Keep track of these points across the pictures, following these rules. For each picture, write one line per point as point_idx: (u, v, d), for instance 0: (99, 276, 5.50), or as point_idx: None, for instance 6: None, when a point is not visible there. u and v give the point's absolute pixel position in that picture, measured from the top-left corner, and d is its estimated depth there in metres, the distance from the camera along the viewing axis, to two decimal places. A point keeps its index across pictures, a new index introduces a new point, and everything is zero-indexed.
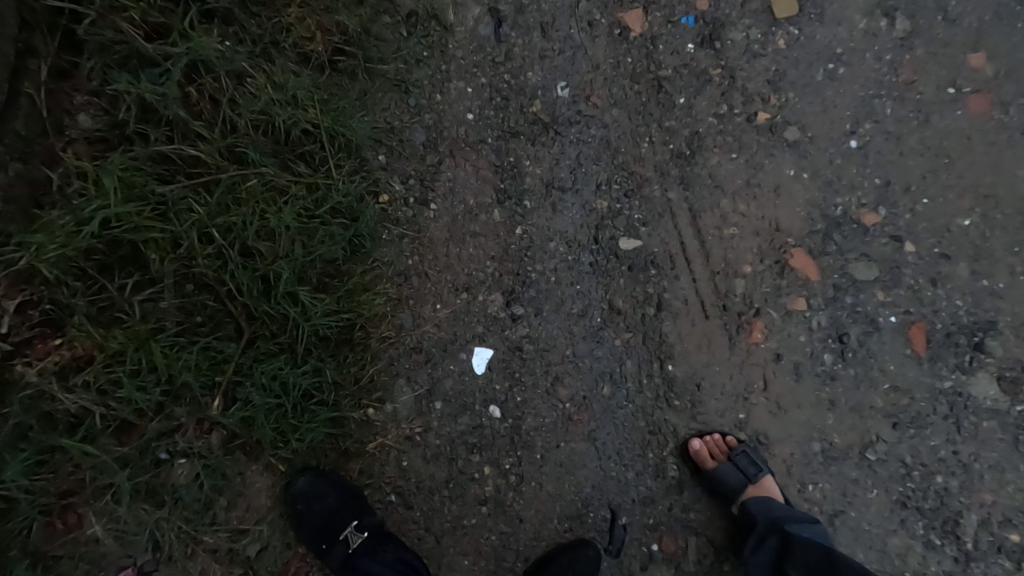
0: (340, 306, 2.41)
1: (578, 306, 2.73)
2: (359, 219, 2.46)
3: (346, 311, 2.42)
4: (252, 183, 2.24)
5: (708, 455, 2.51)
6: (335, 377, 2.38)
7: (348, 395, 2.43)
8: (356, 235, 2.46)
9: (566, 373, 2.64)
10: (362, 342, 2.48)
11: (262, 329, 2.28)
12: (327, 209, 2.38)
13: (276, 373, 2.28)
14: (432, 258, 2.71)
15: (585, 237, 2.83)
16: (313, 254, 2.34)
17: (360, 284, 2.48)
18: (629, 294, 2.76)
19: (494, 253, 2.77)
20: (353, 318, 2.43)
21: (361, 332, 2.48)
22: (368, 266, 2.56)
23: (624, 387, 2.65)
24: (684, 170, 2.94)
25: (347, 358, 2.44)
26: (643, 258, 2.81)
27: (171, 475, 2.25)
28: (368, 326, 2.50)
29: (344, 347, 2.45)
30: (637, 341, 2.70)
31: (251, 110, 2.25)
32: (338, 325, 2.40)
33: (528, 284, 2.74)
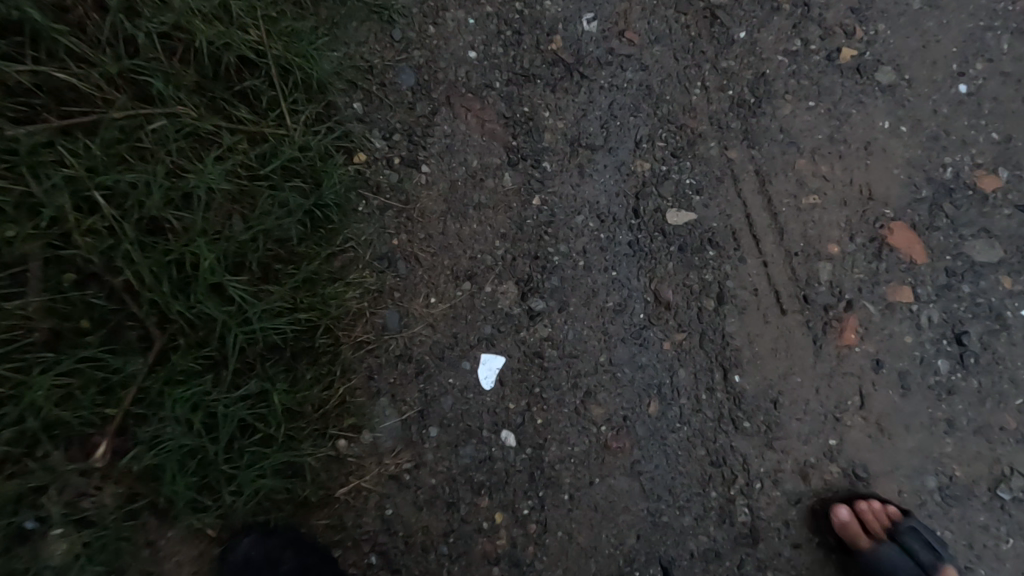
0: (297, 301, 1.83)
1: (615, 299, 2.12)
2: (322, 184, 1.88)
3: (303, 307, 1.84)
4: (160, 125, 1.67)
5: (862, 531, 1.86)
6: (289, 401, 1.79)
7: (307, 422, 1.84)
8: (317, 205, 1.88)
9: (600, 387, 2.03)
10: (327, 349, 1.88)
11: (180, 336, 1.70)
12: (276, 169, 1.82)
13: (197, 402, 1.71)
14: (423, 238, 2.08)
15: (622, 210, 2.22)
16: (253, 230, 1.77)
17: (323, 273, 1.89)
18: (679, 283, 2.14)
19: (506, 230, 2.15)
20: (314, 317, 1.85)
21: (326, 335, 1.89)
22: (337, 247, 1.94)
23: (676, 405, 2.03)
24: (748, 123, 2.28)
25: (306, 372, 1.85)
26: (697, 236, 2.18)
27: (40, 554, 1.58)
28: (337, 327, 1.90)
29: (303, 358, 1.86)
30: (692, 344, 2.08)
31: (157, 22, 1.66)
32: (292, 328, 1.82)
33: (550, 270, 2.13)
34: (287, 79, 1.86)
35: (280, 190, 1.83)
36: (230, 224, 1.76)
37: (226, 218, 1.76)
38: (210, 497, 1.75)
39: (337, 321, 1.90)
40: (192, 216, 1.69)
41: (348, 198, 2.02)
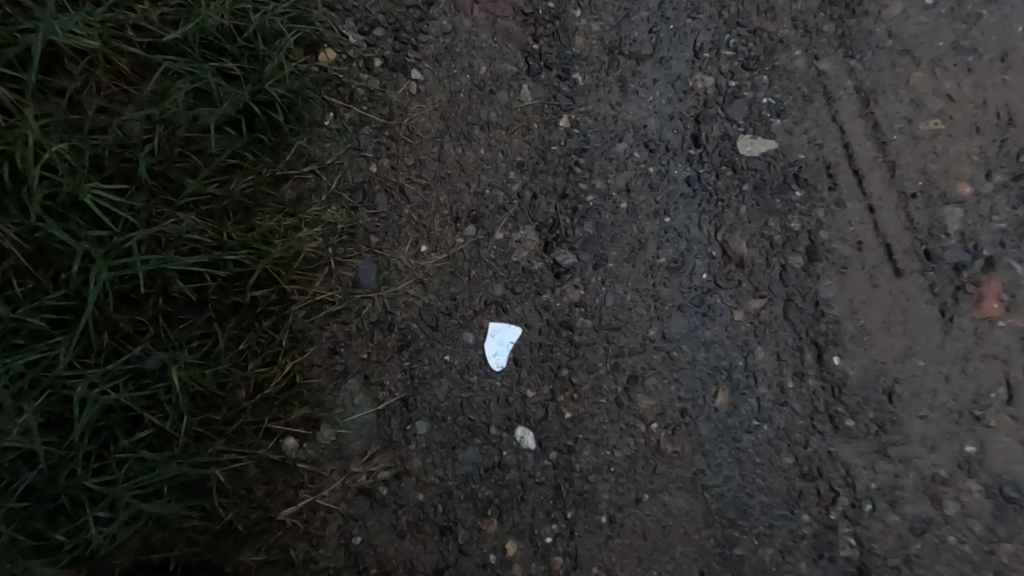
0: (222, 237, 1.33)
1: (668, 255, 1.60)
2: (262, 72, 1.40)
3: (227, 242, 1.33)
4: None
5: None
6: (200, 377, 1.29)
7: (230, 407, 1.34)
8: (257, 103, 1.40)
9: (650, 369, 1.51)
10: (268, 308, 1.38)
11: (25, 280, 1.22)
12: (193, 43, 1.36)
13: (37, 377, 1.19)
14: (412, 166, 1.53)
15: (677, 138, 1.68)
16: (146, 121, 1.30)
17: (265, 200, 1.41)
18: (755, 233, 1.60)
19: (524, 158, 1.60)
20: (241, 259, 1.33)
21: (267, 287, 1.39)
22: (289, 170, 1.44)
23: (751, 396, 1.51)
24: (845, 26, 1.71)
25: (233, 338, 1.36)
26: (777, 173, 1.64)
27: None
28: (283, 277, 1.39)
29: (230, 317, 1.36)
30: (773, 316, 1.55)
31: None
32: (214, 273, 1.33)
33: (582, 214, 1.59)
34: None
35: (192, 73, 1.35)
36: (113, 112, 1.29)
37: (100, 96, 1.29)
38: (64, 532, 1.20)
39: (284, 271, 1.39)
40: (27, 80, 1.22)
41: (309, 105, 1.49)
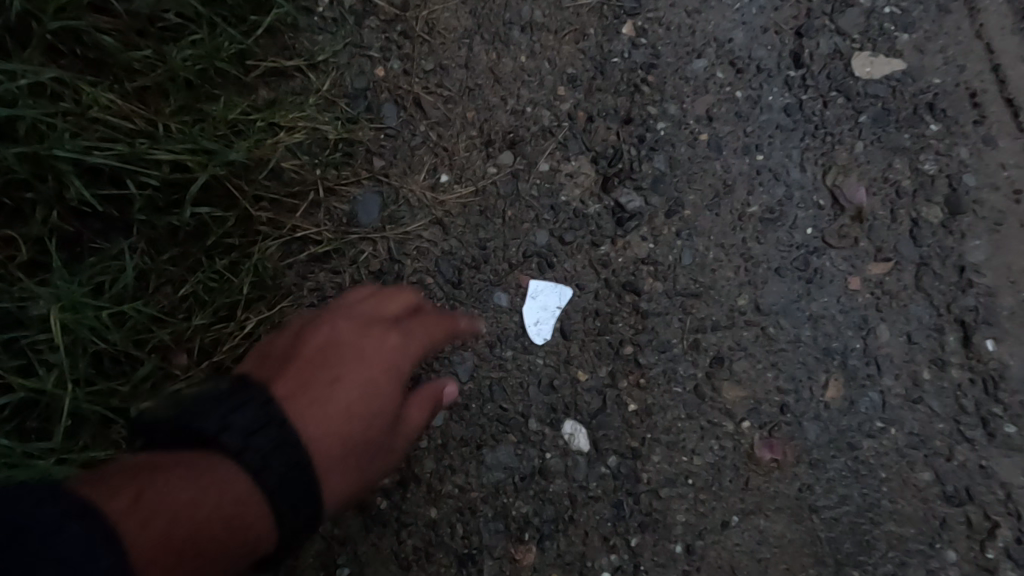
0: (157, 129, 0.99)
1: (761, 203, 1.22)
2: None
3: (159, 133, 0.98)
4: None
5: None
6: (94, 323, 0.93)
7: (162, 372, 0.98)
8: None
9: (741, 350, 1.14)
10: (222, 240, 1.02)
11: None
12: None
13: None
14: (431, 71, 1.16)
15: (771, 55, 1.30)
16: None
17: (225, 95, 1.06)
18: (877, 177, 1.22)
19: (578, 71, 1.22)
20: (177, 156, 0.97)
21: (223, 209, 1.02)
22: (266, 61, 1.10)
23: (873, 389, 1.13)
24: None
25: (171, 278, 1.00)
26: (905, 102, 1.25)
27: None
28: (245, 197, 1.03)
29: (167, 245, 1.01)
30: (901, 286, 1.17)
31: None
32: (138, 177, 0.97)
33: (652, 146, 1.22)
34: None
35: None
36: None
37: None
38: None
39: (250, 192, 1.03)
40: None
41: None
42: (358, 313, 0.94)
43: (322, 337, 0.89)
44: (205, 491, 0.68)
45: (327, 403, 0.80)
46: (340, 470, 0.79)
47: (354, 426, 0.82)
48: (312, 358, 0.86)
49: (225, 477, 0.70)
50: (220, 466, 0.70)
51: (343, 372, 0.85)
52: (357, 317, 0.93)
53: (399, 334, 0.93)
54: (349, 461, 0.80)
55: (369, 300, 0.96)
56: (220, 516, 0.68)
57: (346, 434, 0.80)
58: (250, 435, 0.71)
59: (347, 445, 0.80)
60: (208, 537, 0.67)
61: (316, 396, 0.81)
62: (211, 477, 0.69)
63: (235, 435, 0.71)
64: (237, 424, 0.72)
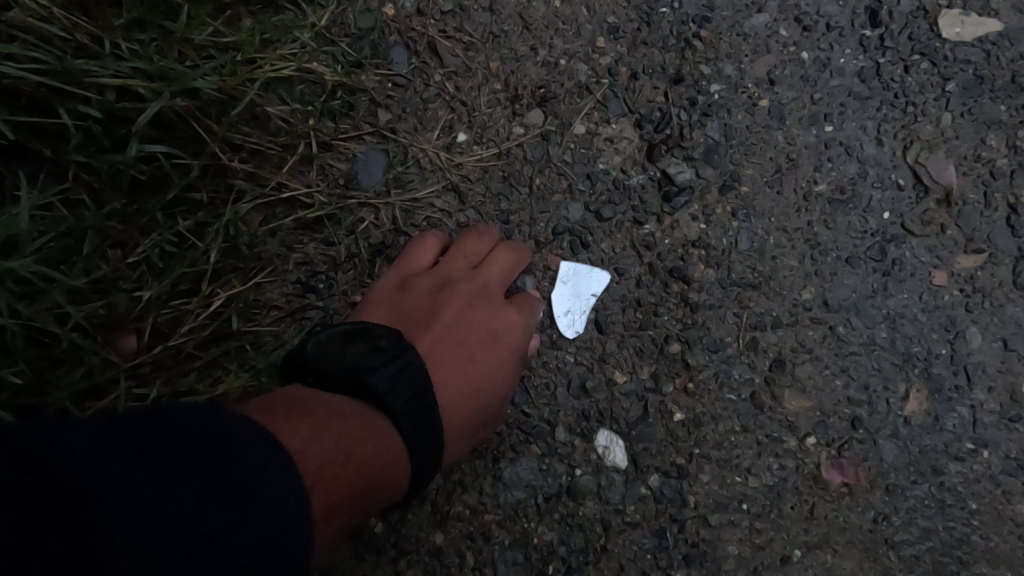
0: (100, 46, 0.81)
1: (830, 180, 1.03)
2: None
3: (103, 52, 0.81)
4: None
5: None
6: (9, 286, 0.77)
7: (102, 353, 0.82)
8: None
9: (805, 353, 0.96)
10: (187, 194, 0.86)
11: None
12: None
13: None
14: (449, 13, 0.98)
15: (844, 11, 1.09)
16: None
17: (190, 14, 0.88)
18: (967, 155, 1.04)
19: (620, 20, 1.03)
20: (123, 80, 0.80)
21: (186, 154, 0.86)
22: None
23: (962, 404, 0.96)
24: None
25: (119, 240, 0.85)
26: (1001, 68, 1.07)
27: None
28: (215, 138, 0.86)
29: (111, 196, 0.84)
30: (996, 283, 1.00)
31: None
32: (74, 104, 0.80)
33: (705, 111, 1.03)
34: None
35: None
36: None
37: None
38: None
39: (222, 134, 0.86)
40: None
41: None
42: (488, 276, 0.92)
43: (456, 302, 0.91)
44: (377, 447, 0.75)
45: (459, 377, 0.87)
46: (461, 435, 0.86)
47: (482, 402, 0.87)
48: (448, 324, 0.90)
49: (391, 438, 0.76)
50: (381, 426, 0.76)
51: (473, 345, 0.89)
52: (486, 282, 0.92)
53: (520, 316, 0.90)
54: (471, 427, 0.86)
55: (496, 257, 0.93)
56: (378, 476, 0.74)
57: (476, 405, 0.86)
58: (410, 406, 0.78)
59: (473, 413, 0.86)
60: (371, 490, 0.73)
61: (449, 367, 0.87)
62: (376, 438, 0.75)
63: (399, 402, 0.77)
64: (399, 390, 0.78)
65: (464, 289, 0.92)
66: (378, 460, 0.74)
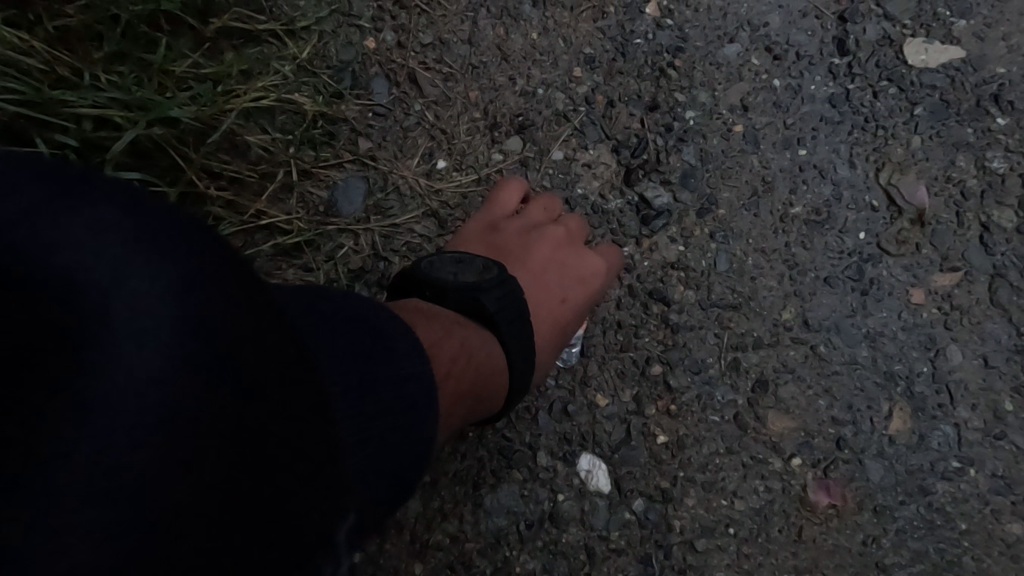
0: (81, 78, 0.83)
1: (805, 203, 1.05)
2: None
3: (82, 83, 0.82)
4: None
5: None
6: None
7: None
8: None
9: (787, 372, 0.96)
10: None
11: None
12: None
13: None
14: (429, 45, 1.01)
15: (813, 41, 1.13)
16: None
17: (172, 46, 0.89)
18: (938, 176, 1.06)
19: (595, 51, 1.07)
20: (101, 110, 0.81)
21: (163, 182, 0.87)
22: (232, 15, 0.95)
23: (947, 422, 0.95)
24: None
25: None
26: (965, 93, 1.11)
27: None
28: (191, 166, 0.87)
29: None
30: (973, 301, 1.00)
31: None
32: (51, 134, 0.81)
33: (680, 136, 1.06)
34: None
35: None
36: None
37: None
38: None
39: (199, 162, 0.87)
40: None
41: None
42: (572, 230, 0.96)
43: (546, 244, 0.94)
44: (483, 364, 0.77)
45: (547, 313, 0.90)
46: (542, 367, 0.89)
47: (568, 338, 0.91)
48: (536, 263, 0.93)
49: (494, 355, 0.79)
50: (489, 343, 0.80)
51: (564, 287, 0.92)
52: (571, 233, 0.95)
53: (607, 261, 0.94)
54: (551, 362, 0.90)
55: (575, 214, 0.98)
56: (483, 388, 0.77)
57: (558, 342, 0.90)
58: (516, 328, 0.81)
59: (554, 348, 0.89)
60: (472, 398, 0.76)
61: (541, 302, 0.91)
62: (489, 353, 0.79)
63: (507, 326, 0.80)
64: (508, 312, 0.81)
65: (551, 233, 0.94)
66: (491, 375, 0.78)
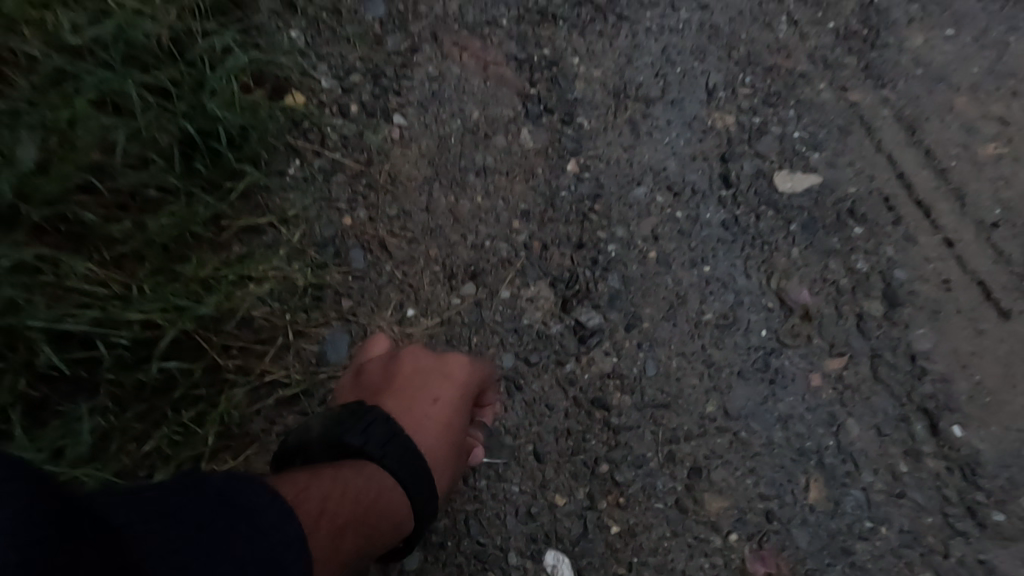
0: (129, 289, 1.08)
1: (714, 310, 1.28)
2: (213, 96, 1.17)
3: (131, 295, 1.07)
4: None
5: None
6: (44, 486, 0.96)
7: None
8: (203, 129, 1.17)
9: (716, 460, 1.13)
10: (190, 391, 1.08)
11: None
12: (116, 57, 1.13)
13: None
14: (395, 216, 1.26)
15: (703, 179, 1.42)
16: (36, 138, 1.05)
17: (197, 252, 1.16)
18: (816, 278, 1.31)
19: (530, 206, 1.33)
20: (145, 314, 1.05)
21: (191, 361, 1.10)
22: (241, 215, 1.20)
23: (856, 487, 1.12)
24: (867, 59, 1.56)
25: (137, 434, 1.06)
26: (828, 210, 1.39)
27: None
28: (212, 346, 1.11)
29: (132, 401, 1.07)
30: (860, 379, 1.21)
31: None
32: (107, 336, 1.04)
33: (605, 267, 1.30)
34: None
35: (106, 87, 1.11)
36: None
37: None
38: None
39: (218, 342, 1.11)
40: None
41: (271, 148, 1.25)
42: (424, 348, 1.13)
43: (405, 368, 1.10)
44: (364, 490, 0.90)
45: (424, 423, 1.04)
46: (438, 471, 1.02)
47: (455, 433, 1.06)
48: (402, 386, 1.08)
49: (372, 477, 0.93)
50: (365, 468, 0.94)
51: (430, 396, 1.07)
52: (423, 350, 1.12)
53: (456, 359, 1.10)
54: (444, 463, 1.03)
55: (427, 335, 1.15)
56: (375, 509, 0.91)
57: (441, 446, 1.03)
58: (387, 449, 0.96)
59: (441, 451, 1.03)
60: (366, 522, 0.88)
61: (416, 416, 1.05)
62: (368, 482, 0.92)
63: (377, 450, 0.96)
64: (375, 440, 0.96)
65: (408, 359, 1.11)
66: (382, 497, 0.92)
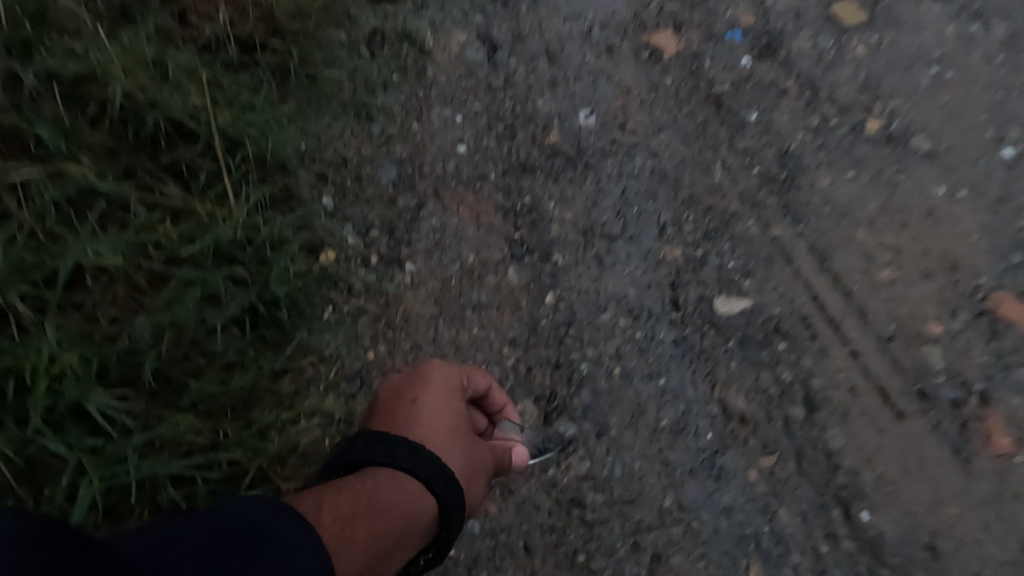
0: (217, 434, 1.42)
1: (669, 418, 1.57)
2: (277, 277, 1.57)
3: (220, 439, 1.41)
4: (30, 179, 1.37)
5: None
6: None
7: None
8: (268, 300, 1.55)
9: (672, 544, 1.46)
10: None
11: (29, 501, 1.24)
12: (208, 252, 1.51)
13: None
14: (410, 349, 1.63)
15: (657, 304, 1.72)
16: (155, 321, 1.41)
17: (264, 396, 1.51)
18: (752, 388, 1.60)
19: (516, 334, 1.67)
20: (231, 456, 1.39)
21: (260, 487, 1.44)
22: (293, 363, 1.57)
23: (786, 565, 1.43)
24: (786, 200, 1.82)
25: None
26: (761, 329, 1.67)
27: None
28: (277, 474, 1.45)
29: None
30: (788, 474, 1.50)
31: (55, 64, 1.41)
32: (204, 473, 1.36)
33: (578, 384, 1.62)
34: (234, 152, 1.65)
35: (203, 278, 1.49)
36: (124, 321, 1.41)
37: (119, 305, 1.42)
38: None
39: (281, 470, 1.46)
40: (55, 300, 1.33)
41: (314, 304, 1.63)
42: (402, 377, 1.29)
43: (390, 392, 1.25)
44: (381, 491, 1.02)
45: (420, 426, 1.16)
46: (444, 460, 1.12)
47: (451, 427, 1.18)
48: (392, 405, 1.22)
49: (382, 478, 1.04)
50: (376, 472, 1.05)
51: (412, 403, 1.20)
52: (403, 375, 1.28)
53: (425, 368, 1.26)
54: (447, 451, 1.14)
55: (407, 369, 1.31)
56: (396, 505, 1.01)
57: (439, 442, 1.14)
58: (386, 448, 1.08)
59: (442, 445, 1.14)
60: (390, 515, 0.99)
61: (408, 421, 1.17)
62: (382, 481, 1.04)
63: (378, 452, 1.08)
64: (375, 448, 1.08)
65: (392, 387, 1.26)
66: (395, 493, 1.02)
